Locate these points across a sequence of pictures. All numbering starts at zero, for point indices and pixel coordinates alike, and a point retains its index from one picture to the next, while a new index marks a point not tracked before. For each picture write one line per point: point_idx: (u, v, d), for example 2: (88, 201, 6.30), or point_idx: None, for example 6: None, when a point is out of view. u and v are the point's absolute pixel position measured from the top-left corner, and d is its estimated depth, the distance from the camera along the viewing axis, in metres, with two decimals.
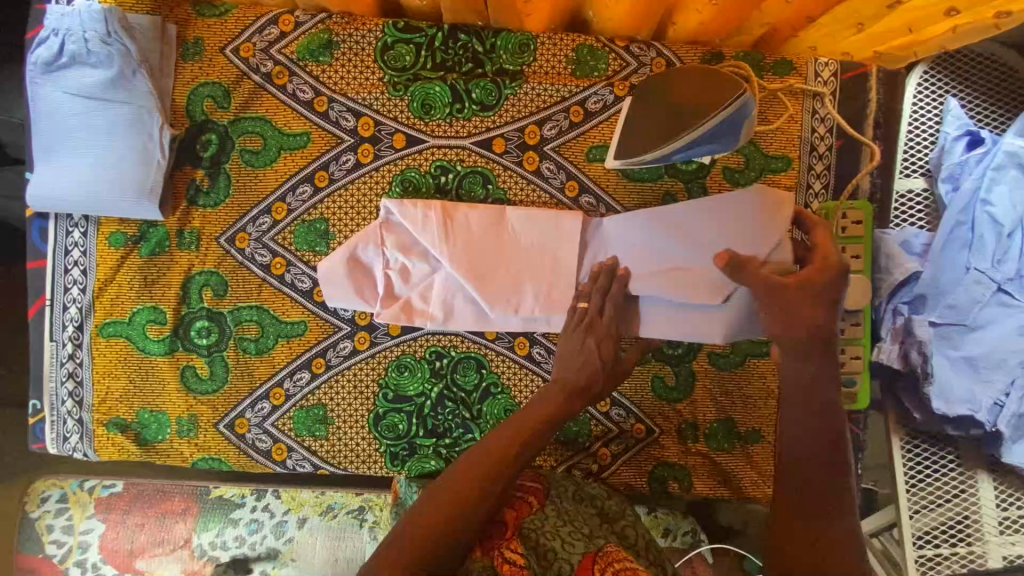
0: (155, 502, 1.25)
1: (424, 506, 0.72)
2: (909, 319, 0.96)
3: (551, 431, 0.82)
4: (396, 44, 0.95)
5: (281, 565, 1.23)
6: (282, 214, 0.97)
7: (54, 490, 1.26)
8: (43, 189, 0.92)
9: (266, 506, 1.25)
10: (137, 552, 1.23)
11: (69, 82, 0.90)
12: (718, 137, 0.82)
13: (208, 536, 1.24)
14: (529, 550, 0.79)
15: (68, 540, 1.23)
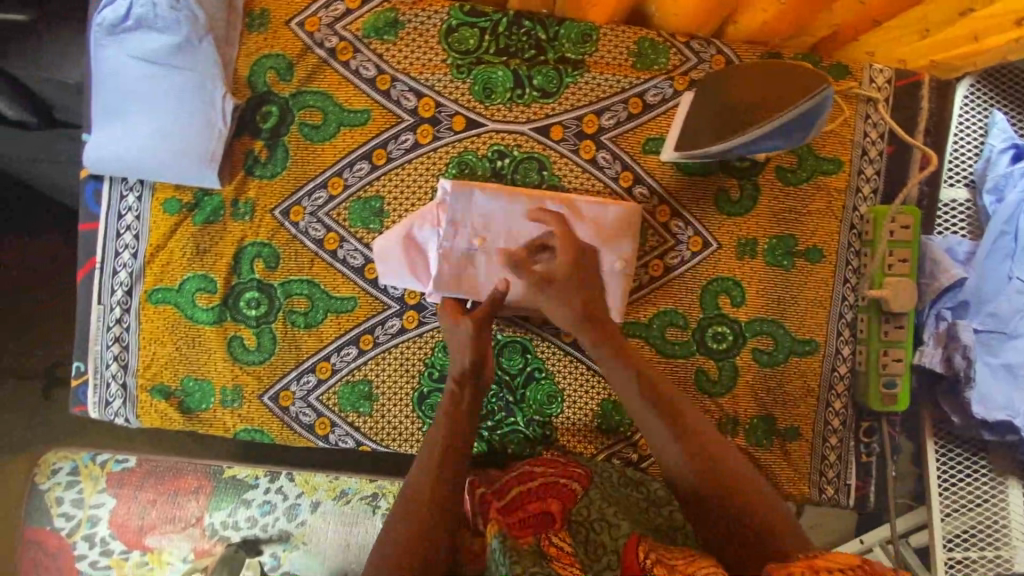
0: (166, 479, 1.25)
1: (403, 501, 0.77)
2: (952, 324, 0.97)
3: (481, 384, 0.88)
4: (460, 27, 0.96)
5: (293, 548, 1.23)
6: (338, 189, 0.97)
7: (65, 462, 1.25)
8: (104, 153, 0.92)
9: (280, 488, 1.24)
10: (147, 528, 1.23)
11: (134, 46, 0.90)
12: (783, 136, 0.82)
13: (220, 515, 1.24)
14: (578, 541, 0.80)
15: (77, 514, 1.23)
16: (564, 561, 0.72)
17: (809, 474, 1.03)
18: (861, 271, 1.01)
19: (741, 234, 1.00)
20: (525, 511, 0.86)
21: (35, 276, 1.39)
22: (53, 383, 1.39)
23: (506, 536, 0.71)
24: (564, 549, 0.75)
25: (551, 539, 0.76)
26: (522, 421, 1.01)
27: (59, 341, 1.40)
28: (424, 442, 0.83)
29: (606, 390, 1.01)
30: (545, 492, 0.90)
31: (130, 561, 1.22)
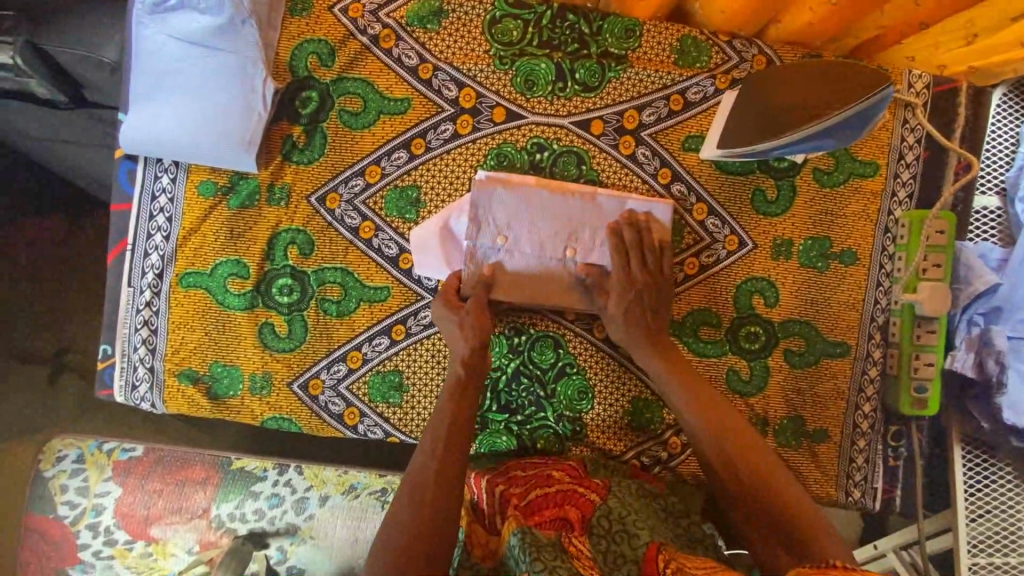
0: (174, 469, 1.24)
1: (411, 492, 0.79)
2: (985, 330, 0.98)
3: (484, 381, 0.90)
4: (504, 18, 0.95)
5: (300, 542, 1.21)
6: (375, 177, 0.96)
7: (72, 449, 1.23)
8: (142, 133, 0.91)
9: (288, 481, 1.23)
10: (153, 518, 1.20)
11: (175, 26, 0.89)
12: (835, 134, 0.80)
13: (228, 507, 1.22)
14: (598, 552, 0.79)
15: (82, 502, 1.20)
16: (585, 563, 0.71)
17: (835, 476, 1.02)
18: (894, 275, 1.01)
19: (776, 235, 1.00)
20: (542, 517, 0.81)
21: (50, 258, 1.37)
22: (59, 368, 1.37)
23: (525, 532, 0.72)
24: (584, 551, 0.74)
25: (571, 538, 0.75)
26: (552, 416, 1.00)
27: (68, 325, 1.38)
28: (426, 430, 0.86)
29: (637, 388, 1.01)
30: (560, 497, 0.85)
31: (134, 551, 1.20)
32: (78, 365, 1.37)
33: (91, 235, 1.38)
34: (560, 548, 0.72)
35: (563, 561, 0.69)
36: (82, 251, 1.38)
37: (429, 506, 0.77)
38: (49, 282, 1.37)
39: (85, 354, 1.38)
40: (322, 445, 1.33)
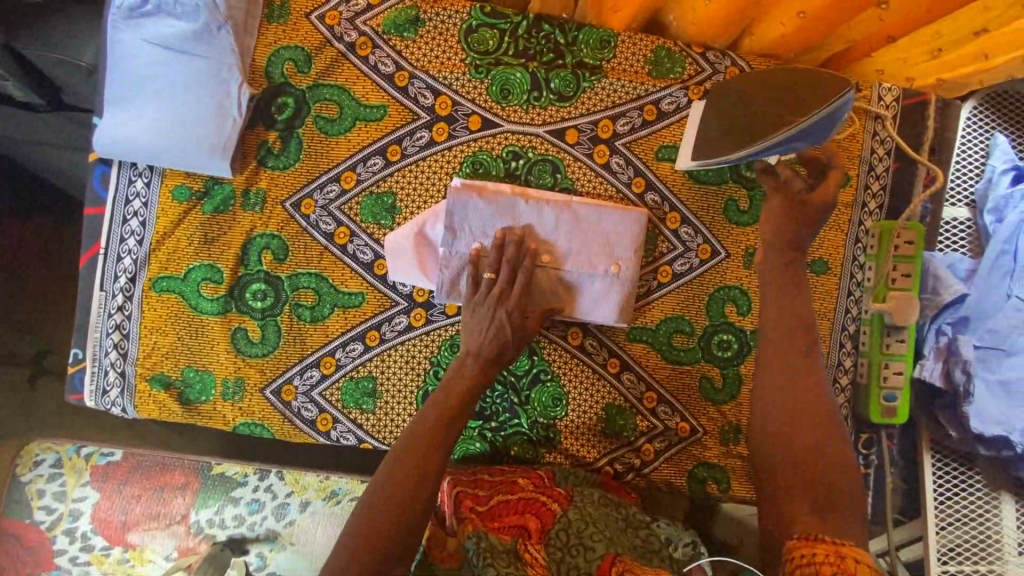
0: (153, 474, 1.22)
1: (373, 502, 0.77)
2: (952, 339, 0.99)
3: (476, 396, 0.88)
4: (481, 27, 0.96)
5: (279, 548, 1.21)
6: (350, 183, 0.97)
7: (49, 454, 1.22)
8: (116, 137, 0.91)
9: (268, 487, 1.22)
10: (130, 525, 1.20)
11: (151, 31, 0.90)
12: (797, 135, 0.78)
13: (207, 513, 1.21)
14: (552, 561, 0.79)
15: (59, 507, 1.20)
16: (539, 570, 0.74)
17: None
18: (864, 284, 1.02)
19: (750, 243, 1.01)
20: (502, 523, 0.83)
21: (29, 261, 1.36)
22: (39, 371, 1.36)
23: (481, 538, 0.77)
24: (538, 559, 0.76)
25: (527, 546, 0.78)
26: (526, 423, 1.00)
27: (48, 329, 1.37)
28: (411, 427, 0.84)
29: (610, 395, 1.01)
30: (523, 505, 0.86)
31: (111, 558, 1.19)
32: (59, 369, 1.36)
33: (71, 238, 1.37)
34: (514, 556, 0.76)
35: (517, 568, 0.74)
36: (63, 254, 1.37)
37: (387, 518, 0.75)
38: (27, 284, 1.36)
39: (66, 356, 1.37)
40: (302, 450, 1.33)
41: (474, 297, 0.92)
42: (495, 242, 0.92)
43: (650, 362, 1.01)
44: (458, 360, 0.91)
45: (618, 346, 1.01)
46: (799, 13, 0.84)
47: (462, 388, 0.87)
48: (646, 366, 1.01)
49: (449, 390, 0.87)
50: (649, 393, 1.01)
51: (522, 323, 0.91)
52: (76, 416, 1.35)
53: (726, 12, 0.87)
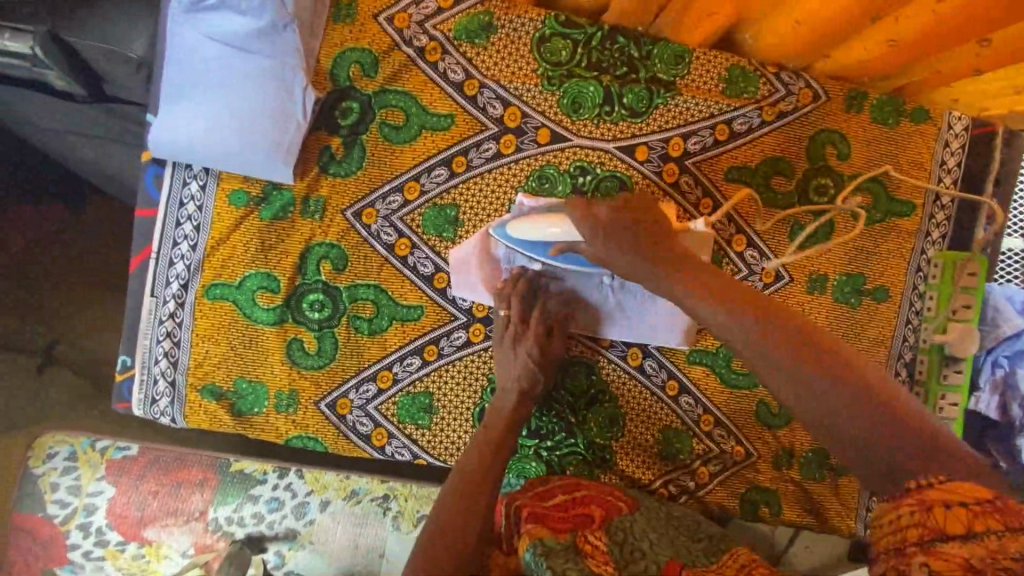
0: (171, 469, 1.18)
1: (437, 524, 0.80)
2: (1009, 372, 1.00)
3: (514, 432, 0.90)
4: (554, 37, 0.93)
5: (298, 547, 1.18)
6: (414, 194, 0.94)
7: (63, 446, 1.19)
8: (173, 137, 0.87)
9: (288, 486, 1.18)
10: (147, 520, 1.17)
11: (213, 26, 0.85)
12: (555, 226, 0.84)
13: (226, 510, 1.18)
14: (614, 546, 0.79)
15: (72, 501, 1.16)
16: (600, 560, 0.74)
17: (855, 509, 1.03)
18: (925, 314, 1.01)
19: (812, 268, 1.00)
20: (565, 513, 0.83)
21: (48, 247, 1.30)
22: (45, 362, 1.29)
23: (537, 543, 0.75)
24: (598, 548, 0.76)
25: (587, 535, 0.78)
26: (582, 443, 0.99)
27: (54, 315, 1.30)
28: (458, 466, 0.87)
29: (668, 417, 1.00)
30: (586, 500, 0.87)
31: (126, 553, 1.17)
32: (66, 358, 1.29)
33: (85, 222, 1.30)
34: (573, 550, 0.75)
35: (575, 563, 0.72)
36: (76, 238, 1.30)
37: (451, 537, 0.78)
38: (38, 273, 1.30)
39: (76, 347, 1.30)
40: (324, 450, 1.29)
41: (499, 331, 0.93)
42: (511, 277, 0.93)
43: (708, 386, 1.01)
44: (504, 391, 0.92)
45: (678, 367, 1.00)
46: (889, 40, 0.82)
47: (503, 422, 0.90)
48: (705, 389, 1.01)
49: (490, 425, 0.90)
50: (706, 416, 1.01)
51: (559, 344, 0.93)
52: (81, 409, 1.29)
53: (814, 37, 0.85)
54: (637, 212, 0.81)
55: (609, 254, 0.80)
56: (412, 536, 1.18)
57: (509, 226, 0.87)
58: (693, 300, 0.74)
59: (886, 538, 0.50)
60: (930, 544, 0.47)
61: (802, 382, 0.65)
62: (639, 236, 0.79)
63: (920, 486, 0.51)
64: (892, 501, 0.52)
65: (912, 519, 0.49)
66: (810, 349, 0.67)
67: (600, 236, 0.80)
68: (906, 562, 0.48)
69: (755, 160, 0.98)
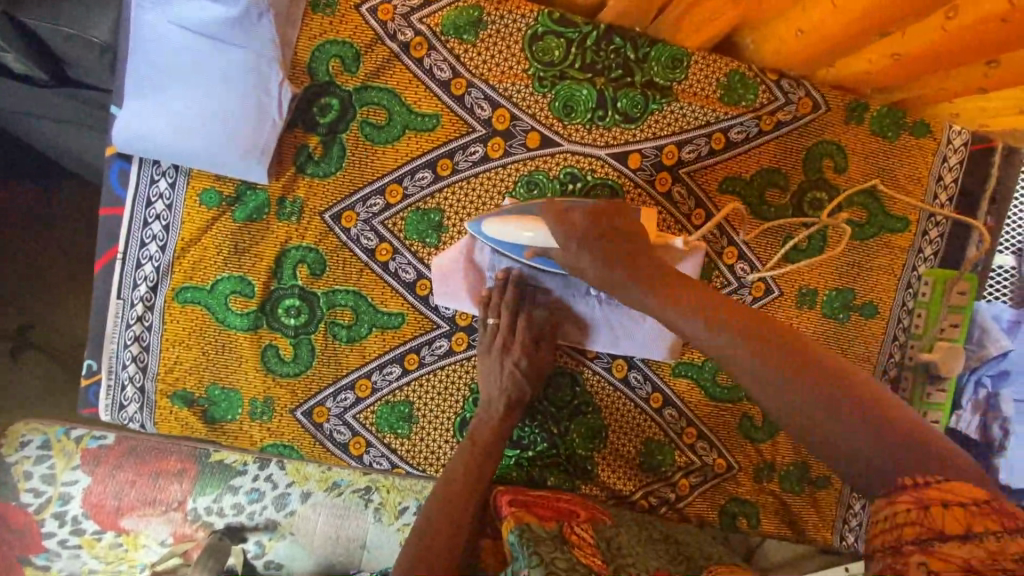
0: (150, 458, 1.14)
1: (424, 526, 0.81)
2: (990, 393, 1.01)
3: (500, 445, 0.88)
4: (547, 35, 0.88)
5: (278, 538, 1.17)
6: (396, 197, 0.90)
7: (37, 434, 1.13)
8: (139, 131, 0.82)
9: (269, 477, 1.15)
10: (124, 510, 1.13)
11: (180, 13, 0.80)
12: (531, 231, 0.82)
13: (205, 501, 1.15)
14: (601, 540, 0.81)
15: (47, 490, 1.12)
16: (586, 551, 0.77)
17: (832, 521, 1.03)
18: (913, 331, 1.00)
19: (802, 283, 0.98)
20: (554, 506, 0.86)
21: (2, 226, 1.20)
22: (19, 346, 1.20)
23: (525, 529, 0.76)
24: (585, 539, 0.79)
25: (574, 528, 0.80)
26: (564, 454, 0.98)
27: (13, 295, 1.22)
28: (442, 474, 0.87)
29: (652, 429, 0.99)
30: (571, 501, 0.90)
31: (103, 542, 1.14)
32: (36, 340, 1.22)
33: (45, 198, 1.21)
34: (561, 539, 0.76)
35: (563, 552, 0.74)
36: (34, 215, 1.21)
37: (438, 542, 0.79)
38: (7, 253, 1.21)
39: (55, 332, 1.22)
40: None
41: (485, 340, 0.91)
42: (497, 284, 0.90)
43: (692, 400, 1.00)
44: (489, 402, 0.89)
45: (662, 380, 0.99)
46: (894, 54, 0.79)
47: (488, 436, 0.88)
48: (689, 402, 1.00)
49: (476, 436, 0.88)
50: (689, 429, 1.00)
51: (547, 353, 0.91)
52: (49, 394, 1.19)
53: (818, 47, 0.82)
54: (607, 223, 0.80)
55: (580, 261, 0.78)
56: (394, 528, 1.17)
57: (487, 224, 0.84)
58: (658, 308, 0.70)
59: (882, 536, 0.48)
60: (927, 543, 0.45)
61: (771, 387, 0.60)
62: (610, 245, 0.77)
63: (918, 485, 0.49)
64: (886, 499, 0.50)
65: (908, 518, 0.47)
66: (783, 353, 0.61)
67: (572, 242, 0.78)
68: (903, 561, 0.45)
69: (750, 171, 0.95)
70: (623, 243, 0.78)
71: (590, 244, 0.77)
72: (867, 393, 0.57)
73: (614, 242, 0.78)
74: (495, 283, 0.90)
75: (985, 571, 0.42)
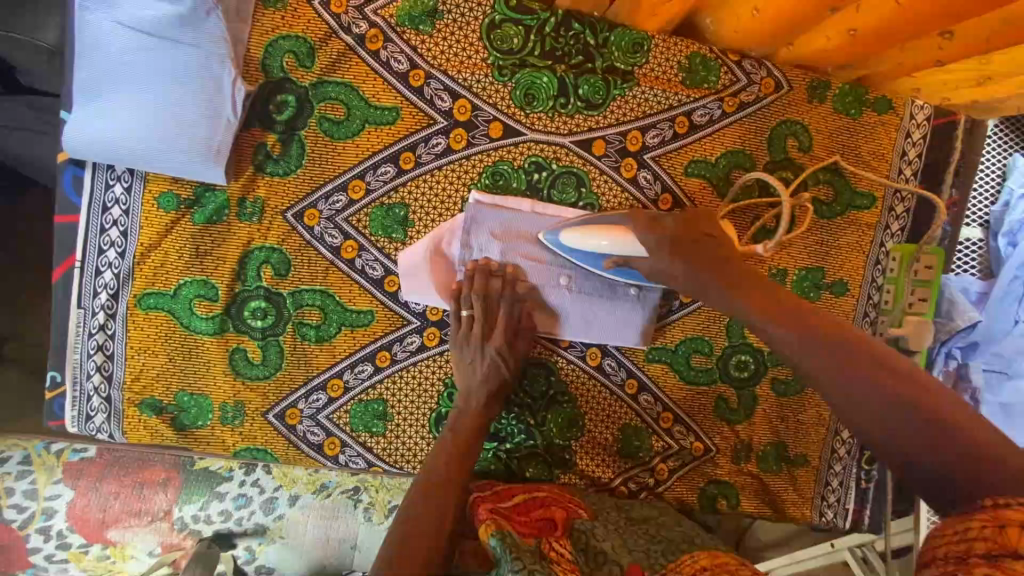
0: (133, 470, 1.11)
1: (406, 517, 0.74)
2: (960, 364, 1.02)
3: (480, 436, 0.86)
4: (505, 23, 0.87)
5: (268, 542, 1.15)
6: (359, 193, 0.88)
7: (15, 451, 1.08)
8: (89, 135, 0.80)
9: (255, 482, 1.12)
10: (109, 522, 1.11)
11: (125, 12, 0.78)
12: (609, 240, 0.82)
13: (191, 509, 1.13)
14: (580, 551, 0.78)
15: (30, 506, 1.09)
16: (565, 566, 0.72)
17: (811, 498, 1.04)
18: (882, 306, 1.01)
19: (772, 264, 0.98)
20: (531, 516, 0.83)
21: None
22: None
23: (505, 533, 0.72)
24: (564, 554, 0.74)
25: (552, 543, 0.76)
26: (542, 444, 0.98)
27: None
28: (423, 467, 0.83)
29: (628, 415, 1.00)
30: (548, 501, 0.88)
31: (90, 554, 1.12)
32: None
33: None
34: (540, 554, 0.72)
35: (542, 564, 0.69)
36: None
37: (422, 530, 0.72)
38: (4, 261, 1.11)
39: None
40: None
41: (459, 333, 0.89)
42: (466, 275, 0.89)
43: (667, 384, 1.00)
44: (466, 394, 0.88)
45: (637, 366, 0.99)
46: (850, 30, 0.79)
47: (470, 426, 0.86)
48: (664, 387, 1.00)
49: (457, 428, 0.86)
50: (665, 413, 1.00)
51: (523, 342, 0.90)
52: (16, 411, 1.10)
53: (773, 25, 0.82)
54: (696, 228, 0.79)
55: (665, 267, 0.77)
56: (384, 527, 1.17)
57: (566, 233, 0.85)
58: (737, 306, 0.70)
59: (944, 544, 0.41)
60: (994, 556, 0.38)
61: (854, 388, 0.57)
62: (693, 248, 0.76)
63: (997, 504, 0.41)
64: (961, 513, 0.43)
65: (983, 534, 0.39)
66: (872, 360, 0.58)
67: (662, 248, 0.77)
68: (966, 569, 0.39)
69: (715, 153, 0.94)
70: (706, 245, 0.76)
71: (678, 248, 0.77)
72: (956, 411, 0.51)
73: (694, 244, 0.76)
74: (466, 275, 0.90)
75: None
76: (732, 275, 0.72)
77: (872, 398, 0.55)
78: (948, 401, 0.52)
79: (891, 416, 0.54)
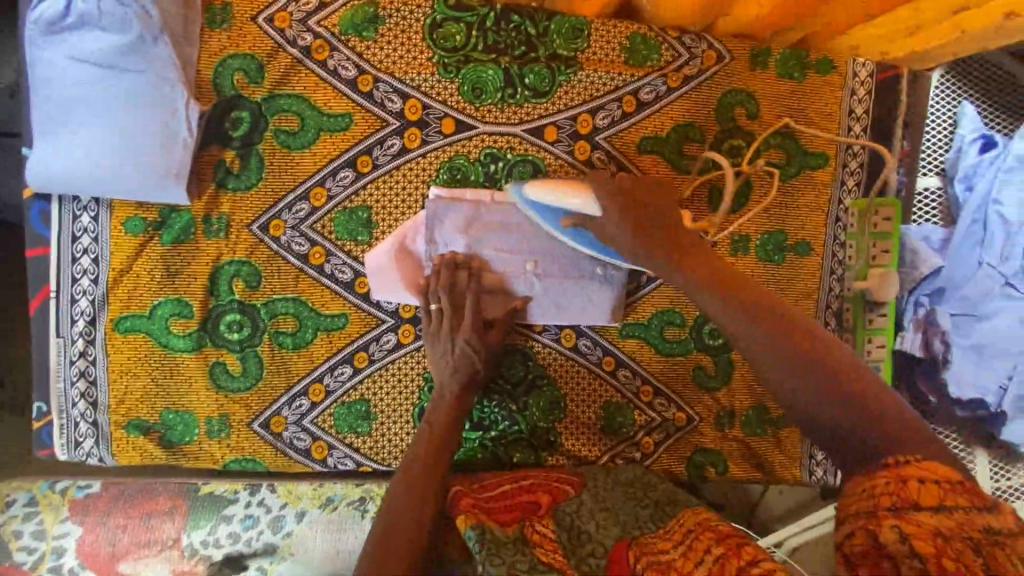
0: (138, 501, 1.09)
1: (387, 513, 0.76)
2: (930, 310, 1.03)
3: (456, 429, 0.87)
4: (446, 22, 0.90)
5: (279, 561, 1.09)
6: (321, 200, 0.91)
7: (21, 492, 1.08)
8: (50, 169, 0.82)
9: (261, 501, 1.10)
10: (120, 554, 1.07)
11: (74, 47, 0.80)
12: (574, 199, 0.83)
13: (199, 534, 1.09)
14: (561, 527, 0.80)
15: (40, 546, 1.06)
16: (547, 548, 0.74)
17: (798, 457, 1.05)
18: (846, 262, 1.02)
19: (734, 231, 1.00)
20: (512, 502, 0.84)
21: None
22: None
23: (484, 529, 0.74)
24: (547, 536, 0.77)
25: (535, 526, 0.78)
26: (526, 429, 1.00)
27: None
28: (402, 460, 0.84)
29: (608, 392, 1.01)
30: (532, 486, 0.88)
31: None
32: None
33: None
34: (521, 541, 0.74)
35: (524, 553, 0.72)
36: None
37: (402, 524, 0.74)
38: None
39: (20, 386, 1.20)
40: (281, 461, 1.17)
41: (430, 327, 0.91)
42: (433, 269, 0.91)
43: (644, 358, 1.01)
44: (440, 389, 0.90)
45: (612, 344, 1.01)
46: None
47: (445, 419, 0.87)
48: (641, 361, 1.01)
49: (432, 422, 0.87)
50: (645, 387, 1.02)
51: (494, 334, 0.92)
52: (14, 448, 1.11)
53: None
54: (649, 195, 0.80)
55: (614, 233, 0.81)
56: None
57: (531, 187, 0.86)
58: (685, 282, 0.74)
59: (855, 502, 0.53)
60: (901, 509, 0.50)
61: (778, 361, 0.62)
62: (650, 223, 0.79)
63: (897, 463, 0.53)
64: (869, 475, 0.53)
65: (886, 488, 0.51)
66: (802, 334, 0.63)
67: (615, 211, 0.79)
68: (877, 522, 0.50)
69: (665, 128, 0.97)
70: (667, 221, 0.79)
71: (635, 214, 0.79)
72: (871, 383, 0.59)
73: (652, 216, 0.79)
74: (433, 270, 0.91)
75: (952, 535, 0.48)
76: (692, 253, 0.76)
77: (806, 372, 0.60)
78: (861, 377, 0.59)
79: (809, 384, 0.60)
